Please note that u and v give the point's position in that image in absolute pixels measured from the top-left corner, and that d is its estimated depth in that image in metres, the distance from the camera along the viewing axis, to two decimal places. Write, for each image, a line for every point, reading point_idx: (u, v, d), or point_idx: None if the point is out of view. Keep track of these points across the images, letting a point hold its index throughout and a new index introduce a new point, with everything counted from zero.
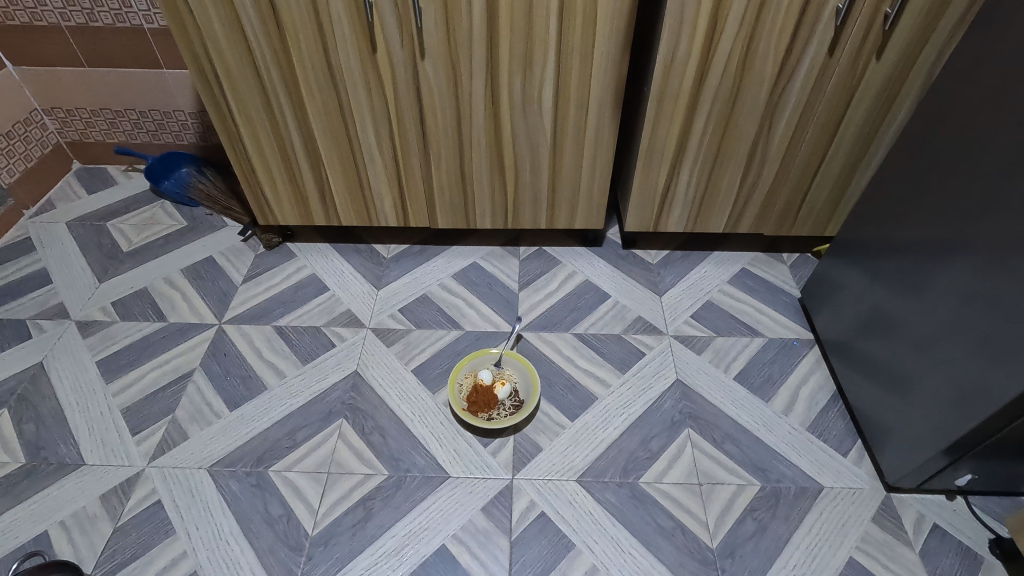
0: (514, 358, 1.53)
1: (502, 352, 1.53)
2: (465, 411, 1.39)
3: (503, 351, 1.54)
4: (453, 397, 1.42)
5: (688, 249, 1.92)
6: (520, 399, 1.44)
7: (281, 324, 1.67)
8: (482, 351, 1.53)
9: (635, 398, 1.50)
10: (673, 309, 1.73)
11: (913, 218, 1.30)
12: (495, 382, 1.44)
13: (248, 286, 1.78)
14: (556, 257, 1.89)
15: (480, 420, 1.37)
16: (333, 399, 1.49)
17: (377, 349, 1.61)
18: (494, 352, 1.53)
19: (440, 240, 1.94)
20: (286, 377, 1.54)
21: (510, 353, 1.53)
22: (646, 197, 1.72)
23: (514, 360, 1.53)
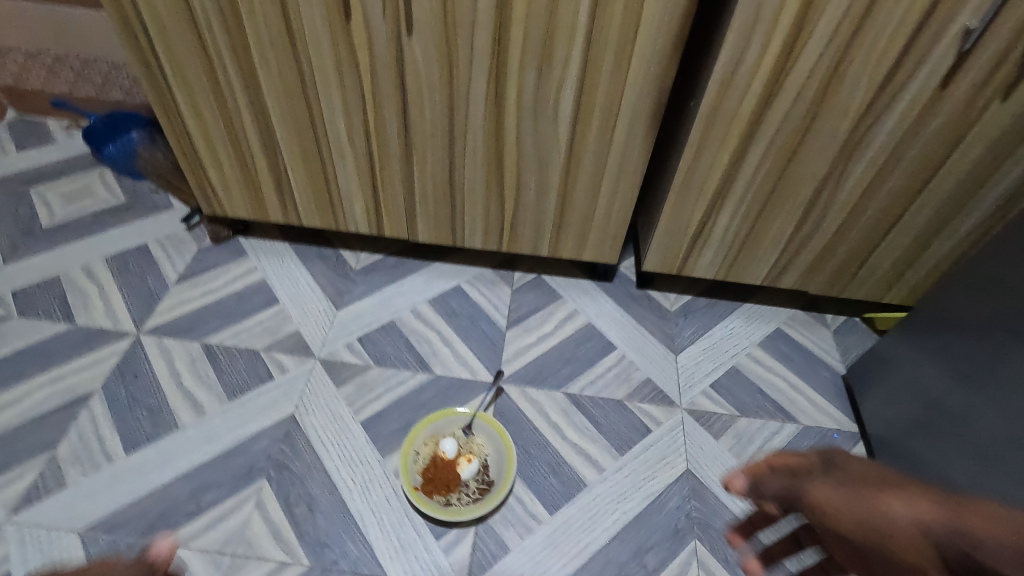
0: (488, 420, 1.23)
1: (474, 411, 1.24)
2: (415, 493, 1.10)
3: (475, 410, 1.24)
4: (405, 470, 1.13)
5: (714, 296, 1.61)
6: (488, 480, 1.15)
7: (212, 342, 1.36)
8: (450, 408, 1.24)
9: (632, 491, 1.20)
10: (691, 374, 1.42)
11: (1008, 324, 0.99)
12: (460, 455, 1.16)
13: (181, 287, 1.47)
14: (556, 290, 1.58)
15: (433, 508, 1.09)
16: (258, 452, 1.19)
17: (323, 388, 1.31)
18: (464, 411, 1.23)
19: (421, 253, 1.63)
20: (205, 415, 1.24)
21: (484, 414, 1.24)
22: (673, 236, 1.41)
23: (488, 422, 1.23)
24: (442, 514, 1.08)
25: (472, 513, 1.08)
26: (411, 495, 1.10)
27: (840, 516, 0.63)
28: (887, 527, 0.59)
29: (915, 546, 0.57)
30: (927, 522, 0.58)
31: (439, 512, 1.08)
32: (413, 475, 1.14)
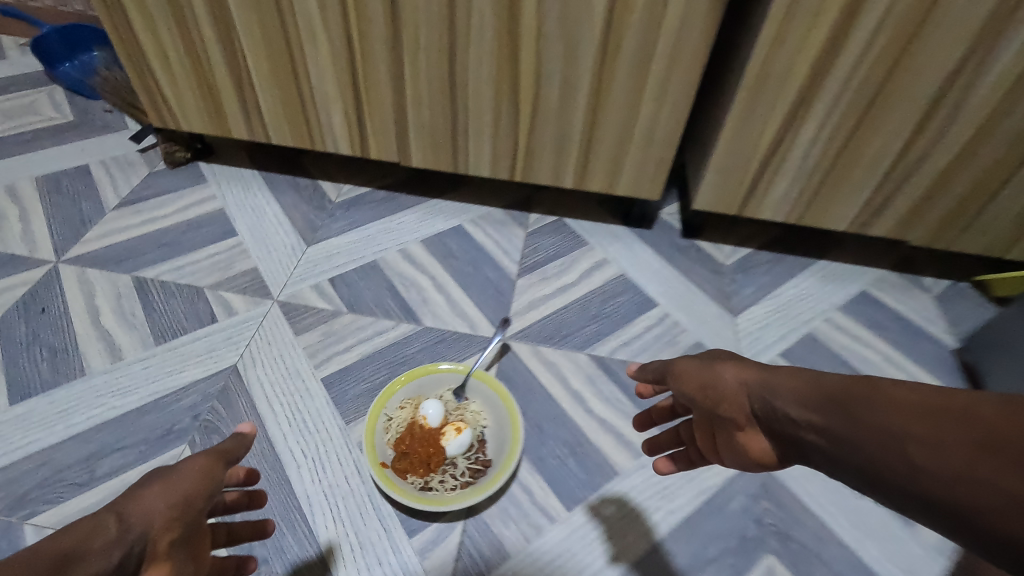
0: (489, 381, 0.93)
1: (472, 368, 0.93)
2: (381, 471, 0.80)
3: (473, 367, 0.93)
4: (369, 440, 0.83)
5: (780, 250, 1.28)
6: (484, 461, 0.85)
7: (145, 275, 1.08)
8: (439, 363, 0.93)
9: (679, 486, 0.88)
10: (754, 340, 1.09)
11: None
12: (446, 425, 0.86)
13: (120, 213, 1.20)
14: (581, 234, 1.27)
15: (402, 492, 0.78)
16: (181, 411, 0.90)
17: (277, 336, 1.01)
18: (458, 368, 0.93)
19: (418, 188, 1.33)
20: (121, 361, 0.95)
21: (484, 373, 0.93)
22: (735, 159, 1.09)
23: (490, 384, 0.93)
24: (414, 502, 0.77)
25: (456, 503, 0.78)
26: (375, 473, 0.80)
27: (691, 383, 0.68)
28: (716, 384, 0.64)
29: (734, 399, 0.62)
30: (746, 380, 0.61)
31: (410, 498, 0.78)
32: (381, 447, 0.84)
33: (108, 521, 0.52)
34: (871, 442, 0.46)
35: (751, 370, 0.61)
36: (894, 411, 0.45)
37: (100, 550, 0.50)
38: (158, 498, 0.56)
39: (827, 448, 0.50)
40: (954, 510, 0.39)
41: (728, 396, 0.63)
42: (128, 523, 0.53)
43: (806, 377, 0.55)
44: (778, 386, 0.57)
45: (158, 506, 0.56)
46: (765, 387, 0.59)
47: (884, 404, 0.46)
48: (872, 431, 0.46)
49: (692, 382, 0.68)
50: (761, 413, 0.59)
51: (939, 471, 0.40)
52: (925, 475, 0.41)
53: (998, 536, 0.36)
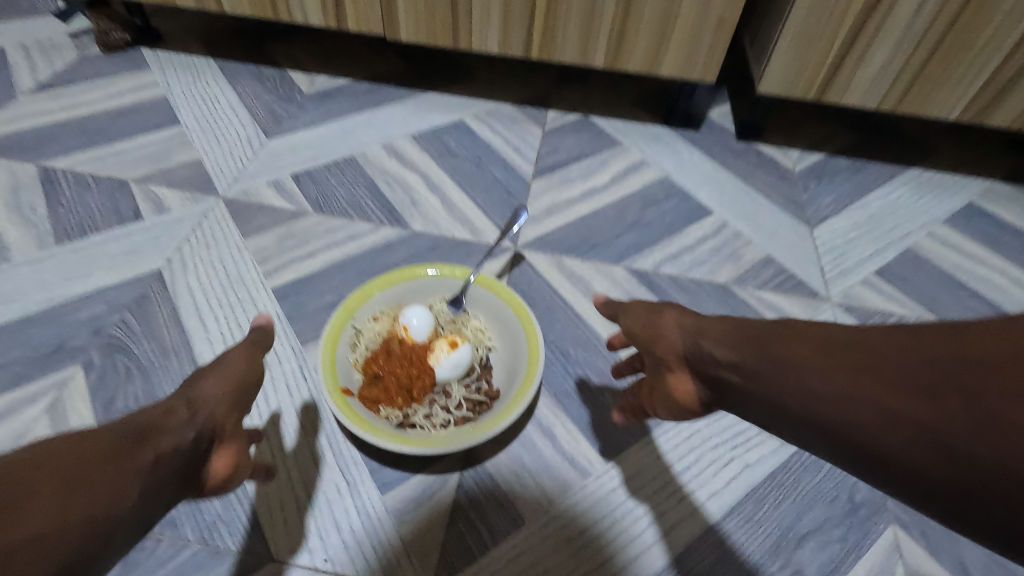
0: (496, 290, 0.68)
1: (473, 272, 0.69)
2: (341, 399, 0.56)
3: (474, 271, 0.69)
4: (327, 359, 0.58)
5: (861, 156, 1.01)
6: (489, 390, 0.60)
7: (56, 165, 0.85)
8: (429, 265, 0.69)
9: (758, 432, 0.64)
10: (840, 255, 0.84)
11: None
12: (436, 341, 0.61)
13: (35, 97, 0.96)
14: (612, 133, 1.01)
15: (370, 429, 0.54)
16: (79, 324, 0.67)
17: (219, 237, 0.77)
18: (454, 270, 0.68)
19: (409, 80, 1.08)
20: (7, 262, 0.72)
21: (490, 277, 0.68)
22: (819, 21, 0.83)
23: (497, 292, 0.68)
24: (388, 442, 0.53)
25: (449, 445, 0.53)
26: (331, 402, 0.55)
27: (626, 319, 0.57)
28: (653, 324, 0.53)
29: (667, 342, 0.51)
30: (678, 321, 0.52)
31: (382, 437, 0.54)
32: (344, 370, 0.60)
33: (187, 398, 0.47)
34: (785, 388, 0.40)
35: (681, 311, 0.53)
36: (825, 344, 0.39)
37: (171, 426, 0.43)
38: (215, 385, 0.49)
39: (745, 390, 0.43)
40: (863, 446, 0.34)
41: (664, 336, 0.51)
42: (195, 409, 0.46)
43: (730, 322, 0.48)
44: (701, 329, 0.49)
45: (215, 396, 0.48)
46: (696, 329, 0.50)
47: (808, 339, 0.40)
48: (796, 368, 0.39)
49: (636, 319, 0.55)
50: (691, 356, 0.49)
51: (868, 404, 0.34)
52: (846, 415, 0.35)
53: (923, 474, 0.31)
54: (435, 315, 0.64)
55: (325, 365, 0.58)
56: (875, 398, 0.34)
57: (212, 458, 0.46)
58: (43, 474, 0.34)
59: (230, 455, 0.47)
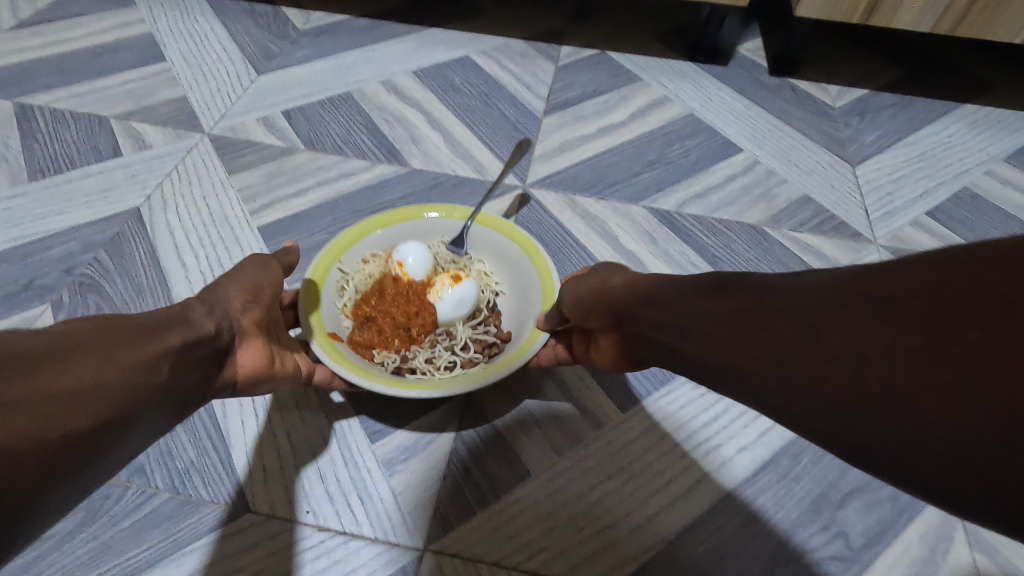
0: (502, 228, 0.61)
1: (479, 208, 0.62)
2: (325, 339, 0.49)
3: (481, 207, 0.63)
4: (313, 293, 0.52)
5: (909, 92, 0.91)
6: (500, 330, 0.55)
7: (32, 101, 0.79)
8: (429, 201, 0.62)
9: None
10: (886, 194, 0.76)
11: None
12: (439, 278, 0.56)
13: (13, 35, 0.90)
14: (631, 69, 0.92)
15: (358, 368, 0.47)
16: (48, 263, 0.62)
17: (202, 175, 0.71)
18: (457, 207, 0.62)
19: (410, 15, 1.00)
20: None
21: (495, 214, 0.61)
22: None
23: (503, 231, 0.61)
24: (379, 383, 0.46)
25: (450, 385, 0.46)
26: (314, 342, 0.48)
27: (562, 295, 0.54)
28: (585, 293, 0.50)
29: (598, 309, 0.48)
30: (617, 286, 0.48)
31: (373, 377, 0.47)
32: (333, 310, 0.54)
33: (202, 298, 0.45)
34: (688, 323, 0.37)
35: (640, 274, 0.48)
36: (772, 294, 0.32)
37: (194, 317, 0.41)
38: (231, 284, 0.47)
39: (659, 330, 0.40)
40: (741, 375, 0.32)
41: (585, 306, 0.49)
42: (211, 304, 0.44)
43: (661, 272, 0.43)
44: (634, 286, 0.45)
45: (232, 295, 0.46)
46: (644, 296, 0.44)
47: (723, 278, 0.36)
48: (707, 306, 0.36)
49: (589, 283, 0.50)
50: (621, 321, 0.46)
51: (793, 334, 0.29)
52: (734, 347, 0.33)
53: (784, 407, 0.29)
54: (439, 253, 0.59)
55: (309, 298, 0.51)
56: (824, 334, 0.27)
57: (238, 353, 0.44)
58: (67, 345, 0.32)
59: (255, 348, 0.45)
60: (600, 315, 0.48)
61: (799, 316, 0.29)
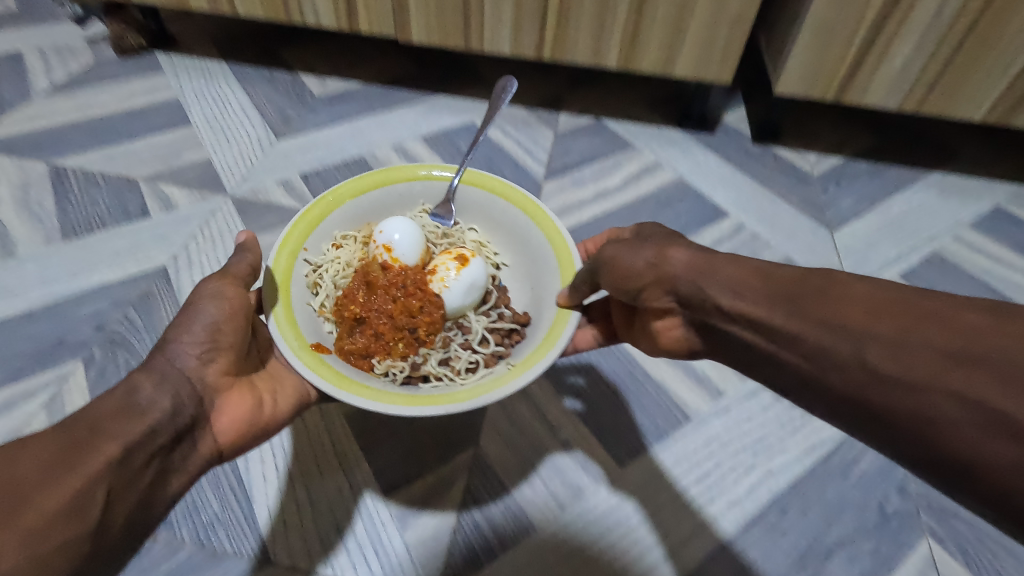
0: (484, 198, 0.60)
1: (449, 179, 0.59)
2: (313, 362, 0.45)
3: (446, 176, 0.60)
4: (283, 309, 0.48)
5: (882, 160, 0.98)
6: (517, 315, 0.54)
7: (66, 163, 0.84)
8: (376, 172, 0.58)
9: (781, 439, 0.61)
10: (862, 258, 0.82)
11: None
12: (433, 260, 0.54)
13: (49, 99, 0.96)
14: (625, 136, 0.99)
15: (365, 394, 0.43)
16: (82, 321, 0.66)
17: (226, 235, 0.76)
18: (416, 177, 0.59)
19: (420, 83, 1.07)
20: (13, 258, 0.72)
21: (476, 180, 0.59)
22: (840, 16, 0.81)
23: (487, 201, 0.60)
24: (394, 406, 0.42)
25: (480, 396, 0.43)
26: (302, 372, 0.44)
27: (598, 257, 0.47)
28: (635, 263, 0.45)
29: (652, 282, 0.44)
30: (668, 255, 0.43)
31: (388, 399, 0.43)
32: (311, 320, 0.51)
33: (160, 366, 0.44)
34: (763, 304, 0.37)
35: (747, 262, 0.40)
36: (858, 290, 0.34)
37: (142, 403, 0.40)
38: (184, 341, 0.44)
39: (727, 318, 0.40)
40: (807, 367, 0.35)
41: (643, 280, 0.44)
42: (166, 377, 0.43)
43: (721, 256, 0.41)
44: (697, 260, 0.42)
45: (187, 356, 0.44)
46: (737, 312, 0.39)
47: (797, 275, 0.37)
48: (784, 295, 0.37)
49: (641, 257, 0.45)
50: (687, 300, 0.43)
51: (891, 333, 0.32)
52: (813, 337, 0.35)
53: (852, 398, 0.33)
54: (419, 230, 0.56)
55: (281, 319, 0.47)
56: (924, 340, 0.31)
57: (217, 420, 0.45)
58: None
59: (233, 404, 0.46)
60: (661, 299, 0.45)
61: (930, 329, 0.31)
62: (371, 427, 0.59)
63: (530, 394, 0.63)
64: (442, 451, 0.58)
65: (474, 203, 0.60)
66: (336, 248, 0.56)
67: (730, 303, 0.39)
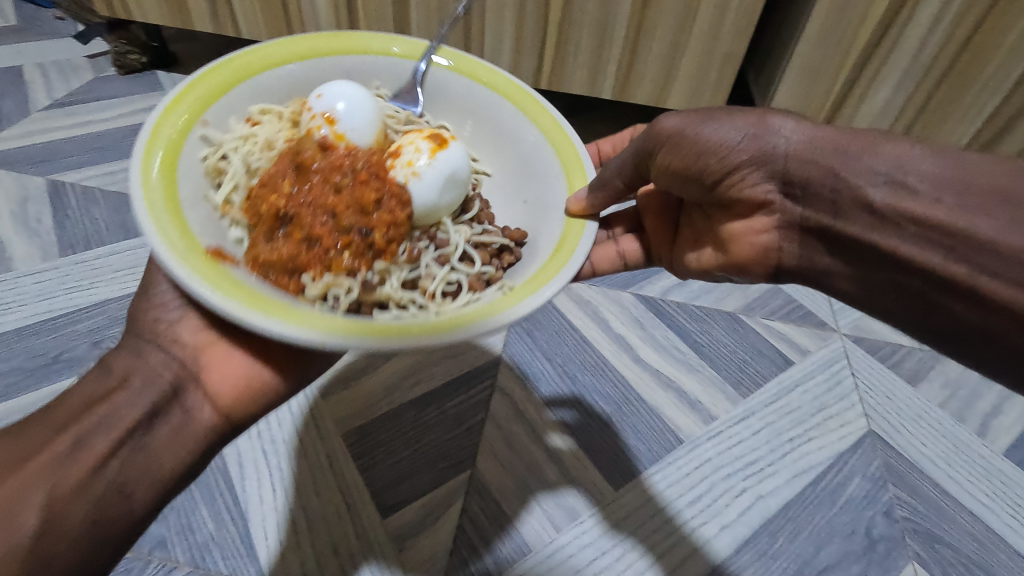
0: (459, 80, 0.54)
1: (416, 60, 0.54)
2: (212, 276, 0.35)
3: (409, 56, 0.54)
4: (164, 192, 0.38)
5: None
6: (510, 232, 0.49)
7: (64, 178, 0.85)
8: (309, 41, 0.51)
9: (770, 462, 0.62)
10: None
11: None
12: (399, 149, 0.48)
13: (49, 114, 0.96)
14: None
15: (297, 318, 0.34)
16: (77, 337, 0.66)
17: None
18: (369, 51, 0.53)
19: None
20: (9, 272, 0.72)
21: (453, 60, 0.54)
22: (826, 55, 0.84)
23: (460, 83, 0.55)
24: (341, 337, 0.34)
25: (473, 324, 0.37)
26: (196, 292, 0.34)
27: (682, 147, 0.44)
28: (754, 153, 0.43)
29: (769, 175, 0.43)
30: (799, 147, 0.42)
31: (332, 326, 0.35)
32: (212, 220, 0.42)
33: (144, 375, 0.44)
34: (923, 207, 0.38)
35: (915, 149, 0.40)
36: None
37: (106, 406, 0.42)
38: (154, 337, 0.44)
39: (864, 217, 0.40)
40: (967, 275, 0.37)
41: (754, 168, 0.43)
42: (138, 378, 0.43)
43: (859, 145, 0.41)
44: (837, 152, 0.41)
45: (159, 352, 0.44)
46: (898, 208, 0.39)
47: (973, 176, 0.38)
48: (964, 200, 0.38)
49: (751, 141, 0.43)
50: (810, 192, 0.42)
51: None
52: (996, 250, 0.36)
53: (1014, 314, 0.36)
54: (374, 106, 0.50)
55: (159, 208, 0.37)
56: None
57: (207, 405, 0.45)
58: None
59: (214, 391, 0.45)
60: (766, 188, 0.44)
61: None
62: (368, 449, 0.59)
63: (525, 416, 0.64)
64: (438, 472, 0.59)
65: (442, 86, 0.55)
66: (251, 125, 0.48)
67: (882, 196, 0.39)
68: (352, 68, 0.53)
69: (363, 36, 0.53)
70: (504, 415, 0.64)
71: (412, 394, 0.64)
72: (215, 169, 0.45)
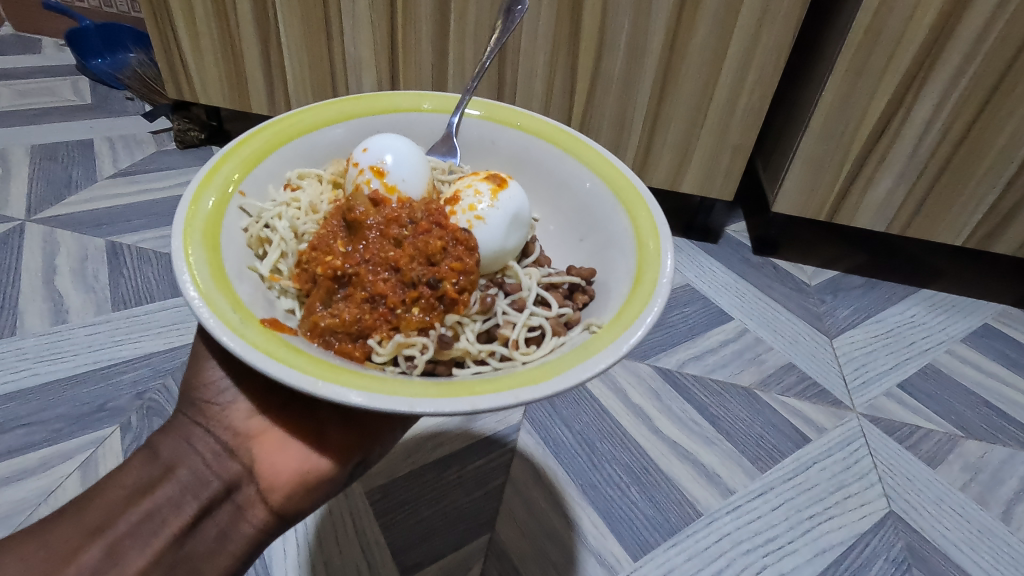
0: (492, 130, 0.59)
1: (449, 113, 0.59)
2: (275, 351, 0.36)
3: (441, 110, 0.59)
4: (207, 268, 0.40)
5: (875, 276, 1.05)
6: (579, 271, 0.51)
7: (122, 240, 0.91)
8: (339, 105, 0.56)
9: (789, 539, 0.62)
10: (861, 366, 0.84)
11: None
12: (457, 193, 0.51)
13: (113, 183, 1.05)
14: None
15: (373, 387, 0.35)
16: (123, 386, 0.70)
17: None
18: (399, 108, 0.58)
19: None
20: (64, 325, 0.76)
21: (481, 110, 0.59)
22: (829, 148, 0.91)
23: (496, 133, 0.59)
24: (426, 402, 0.34)
25: (569, 374, 0.36)
26: (259, 366, 0.34)
27: None
28: None
29: None
30: None
31: (413, 392, 0.35)
32: (261, 292, 0.45)
33: (202, 395, 0.47)
34: None
35: None
36: None
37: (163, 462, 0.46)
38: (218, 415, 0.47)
39: None
40: None
41: None
42: (197, 456, 0.47)
43: None
44: None
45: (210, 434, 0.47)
46: None
47: None
48: None
49: None
50: None
51: None
52: None
53: None
54: (419, 154, 0.53)
55: (206, 283, 0.39)
56: None
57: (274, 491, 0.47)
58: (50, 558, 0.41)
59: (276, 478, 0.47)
60: None
61: None
62: (391, 507, 0.61)
63: (546, 481, 0.65)
64: (459, 534, 0.60)
65: (476, 137, 0.60)
66: (291, 190, 0.52)
67: None
68: (383, 126, 0.58)
69: (391, 96, 0.59)
70: (524, 479, 0.65)
71: (434, 455, 0.66)
72: (259, 238, 0.49)
